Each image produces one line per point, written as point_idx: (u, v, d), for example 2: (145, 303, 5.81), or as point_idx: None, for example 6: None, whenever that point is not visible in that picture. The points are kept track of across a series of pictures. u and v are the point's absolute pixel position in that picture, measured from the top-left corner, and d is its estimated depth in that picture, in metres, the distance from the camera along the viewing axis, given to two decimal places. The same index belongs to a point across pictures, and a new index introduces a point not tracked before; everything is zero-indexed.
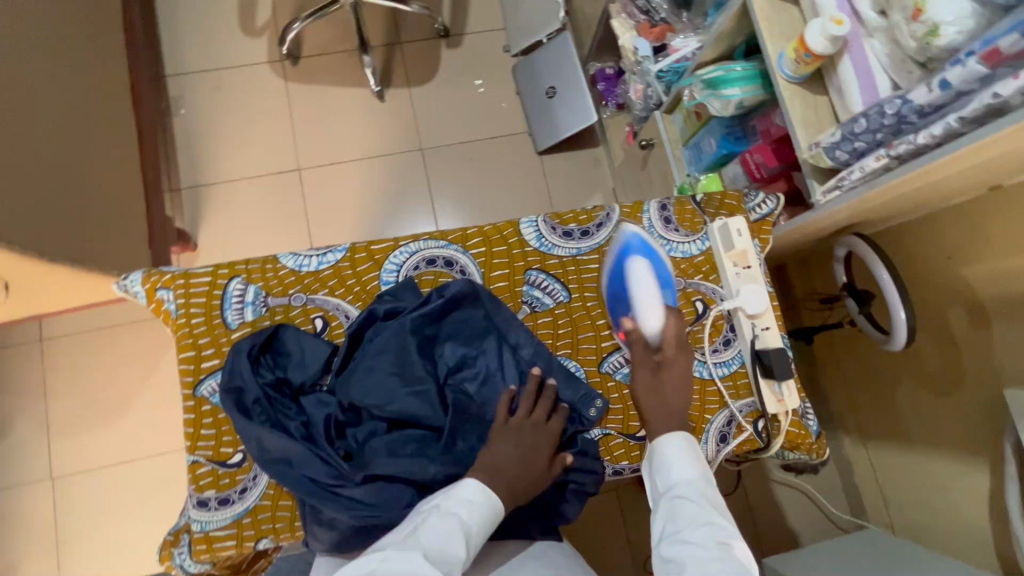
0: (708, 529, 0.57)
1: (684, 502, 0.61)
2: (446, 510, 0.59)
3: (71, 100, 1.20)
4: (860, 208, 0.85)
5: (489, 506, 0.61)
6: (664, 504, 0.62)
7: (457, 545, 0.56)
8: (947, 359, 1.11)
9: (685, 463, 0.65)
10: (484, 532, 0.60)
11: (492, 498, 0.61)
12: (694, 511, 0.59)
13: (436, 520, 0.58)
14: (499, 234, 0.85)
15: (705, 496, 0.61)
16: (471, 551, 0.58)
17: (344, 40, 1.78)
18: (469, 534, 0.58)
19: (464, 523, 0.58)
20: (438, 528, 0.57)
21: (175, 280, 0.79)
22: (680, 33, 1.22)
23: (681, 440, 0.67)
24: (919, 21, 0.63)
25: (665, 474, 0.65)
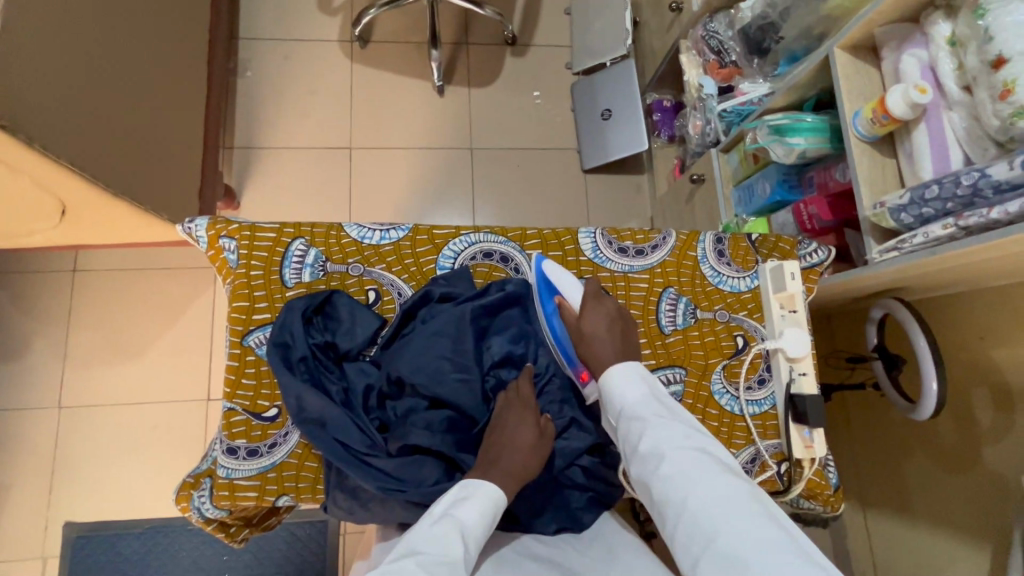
0: (672, 439, 0.60)
1: (640, 420, 0.63)
2: (438, 515, 0.58)
3: (153, 44, 1.23)
4: (909, 273, 0.87)
5: (482, 500, 0.60)
6: (623, 427, 0.64)
7: (452, 545, 0.55)
8: (963, 437, 1.12)
9: (631, 385, 0.66)
10: (482, 531, 0.58)
11: (488, 489, 0.61)
12: (652, 426, 0.61)
13: (428, 525, 0.57)
14: (557, 239, 0.86)
15: (657, 409, 0.63)
16: (471, 552, 0.56)
17: (415, 32, 1.83)
18: (466, 535, 0.57)
19: (458, 522, 0.57)
20: (431, 531, 0.56)
21: (241, 231, 0.80)
22: (748, 77, 1.23)
23: (621, 368, 0.68)
24: (1007, 101, 0.65)
25: (616, 401, 0.66)
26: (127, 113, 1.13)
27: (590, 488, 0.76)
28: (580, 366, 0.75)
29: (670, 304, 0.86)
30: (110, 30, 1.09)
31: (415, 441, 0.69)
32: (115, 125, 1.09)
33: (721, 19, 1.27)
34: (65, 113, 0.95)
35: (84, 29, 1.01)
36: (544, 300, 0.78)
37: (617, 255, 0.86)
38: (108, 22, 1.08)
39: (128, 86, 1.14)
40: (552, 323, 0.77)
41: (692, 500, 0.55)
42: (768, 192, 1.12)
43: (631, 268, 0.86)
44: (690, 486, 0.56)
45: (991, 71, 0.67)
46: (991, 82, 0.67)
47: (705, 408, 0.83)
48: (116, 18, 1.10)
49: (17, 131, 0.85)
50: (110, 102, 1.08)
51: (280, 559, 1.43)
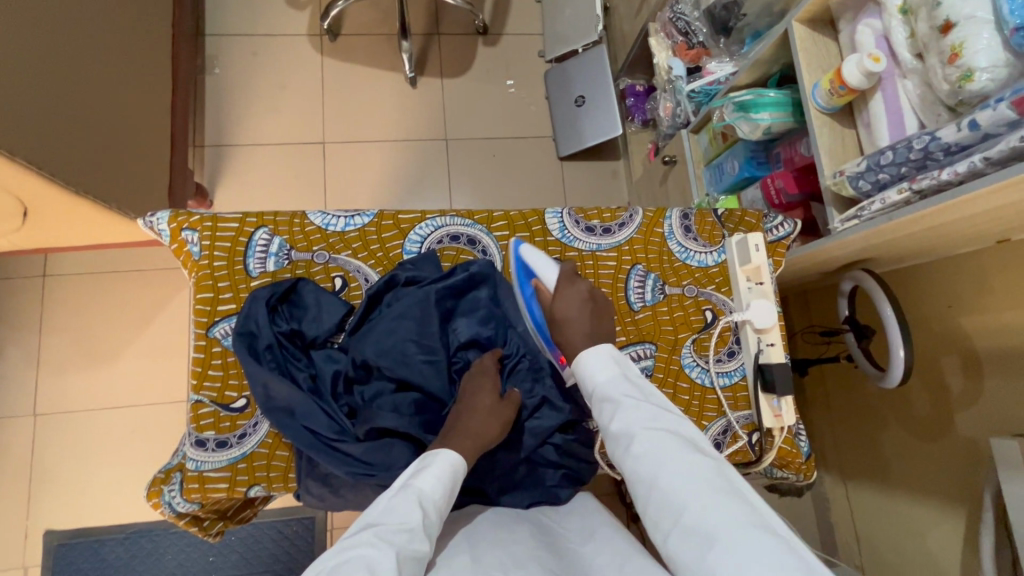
0: (642, 419, 0.59)
1: (610, 402, 0.62)
2: (395, 488, 0.57)
3: (115, 40, 1.21)
4: (872, 242, 0.88)
5: (439, 468, 0.59)
6: (597, 410, 0.63)
7: (410, 512, 0.53)
8: (935, 404, 1.14)
9: (602, 366, 0.65)
10: (443, 497, 0.57)
11: (444, 456, 0.61)
12: (622, 406, 0.61)
13: (386, 499, 0.56)
14: (524, 220, 0.86)
15: (630, 389, 0.62)
16: (432, 518, 0.55)
17: (385, 24, 1.82)
18: (426, 503, 0.56)
19: (416, 490, 0.56)
20: (389, 503, 0.55)
21: (202, 222, 0.79)
22: (715, 58, 1.24)
23: (592, 351, 0.67)
24: (955, 65, 0.66)
25: (590, 383, 0.65)
26: (89, 112, 1.11)
27: (564, 465, 0.77)
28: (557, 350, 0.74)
29: (639, 280, 0.86)
30: (69, 26, 1.06)
31: (383, 424, 0.68)
32: (77, 123, 1.07)
33: None
34: (22, 107, 0.93)
35: (40, 22, 0.98)
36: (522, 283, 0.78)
37: (585, 234, 0.86)
38: (65, 16, 1.05)
39: (90, 82, 1.12)
40: (530, 307, 0.77)
41: (662, 479, 0.54)
42: (736, 169, 1.13)
43: (598, 247, 0.86)
44: (661, 466, 0.54)
45: (940, 36, 0.68)
46: (940, 47, 0.68)
47: (676, 382, 0.84)
48: (73, 12, 1.07)
49: None
50: (71, 98, 1.05)
51: (267, 557, 1.42)
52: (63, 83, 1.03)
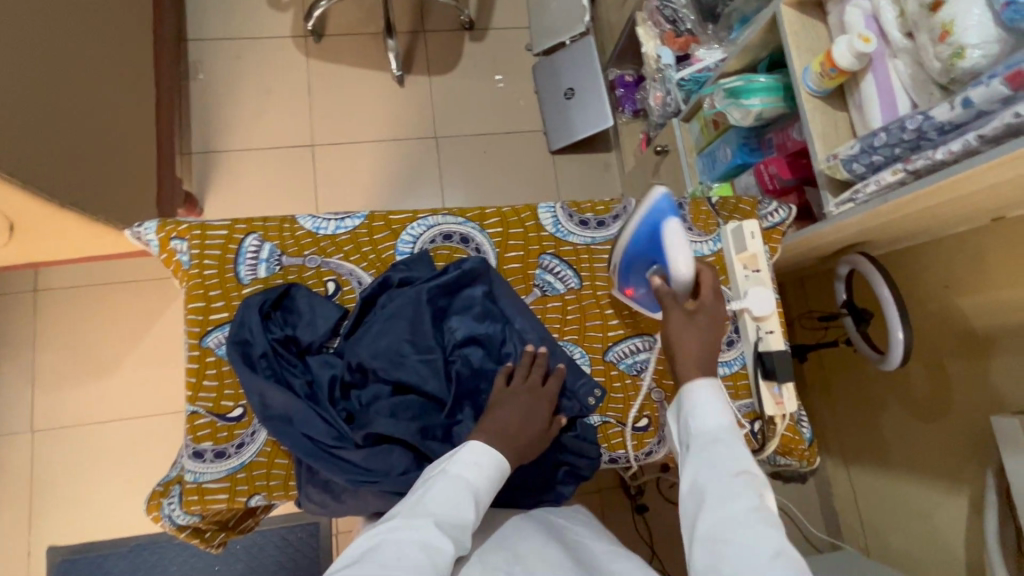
0: (723, 466, 0.58)
1: (700, 440, 0.61)
2: (452, 475, 0.59)
3: (96, 49, 1.19)
4: (868, 224, 0.88)
5: (492, 465, 0.61)
6: (695, 448, 0.61)
7: (465, 507, 0.57)
8: (935, 385, 1.14)
9: (715, 410, 0.62)
10: (491, 492, 0.60)
11: (498, 458, 0.62)
12: (708, 447, 0.60)
13: (443, 485, 0.58)
14: (517, 216, 0.85)
15: (737, 447, 0.59)
16: (480, 513, 0.58)
17: (369, 23, 1.79)
18: (476, 497, 0.58)
19: (470, 486, 0.59)
20: (446, 491, 0.57)
21: (191, 231, 0.79)
22: (704, 44, 1.23)
23: (710, 389, 0.64)
24: (946, 43, 0.65)
25: (696, 418, 0.63)
26: (73, 124, 1.09)
27: (567, 461, 0.76)
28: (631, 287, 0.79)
29: None
30: (47, 37, 1.04)
31: (381, 429, 0.68)
32: (61, 135, 1.05)
33: None
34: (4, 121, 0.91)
35: (19, 34, 0.96)
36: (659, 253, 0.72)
37: (578, 228, 0.85)
38: (43, 25, 1.03)
39: (70, 92, 1.10)
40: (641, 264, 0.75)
41: (732, 547, 0.51)
42: (730, 156, 1.12)
43: (593, 241, 0.85)
44: (720, 516, 0.54)
45: (930, 14, 0.67)
46: (930, 25, 0.67)
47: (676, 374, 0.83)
48: (50, 21, 1.05)
49: None
50: (52, 110, 1.04)
51: (273, 564, 1.42)
52: (42, 94, 1.01)
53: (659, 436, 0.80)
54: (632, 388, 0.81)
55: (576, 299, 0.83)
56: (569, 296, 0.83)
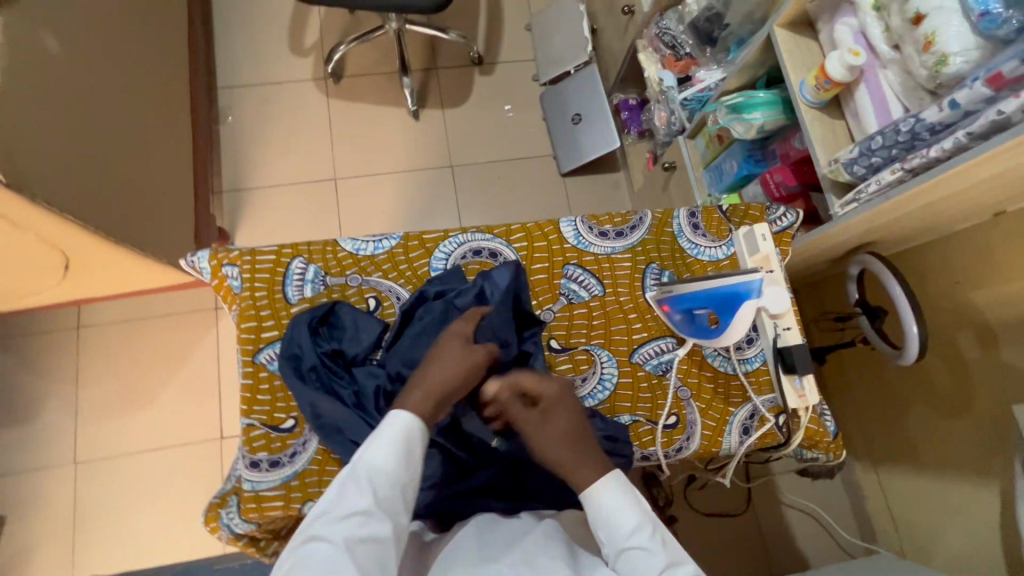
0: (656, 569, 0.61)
1: (634, 550, 0.62)
2: (345, 473, 0.60)
3: (142, 99, 1.28)
4: (875, 223, 0.92)
5: (386, 446, 0.61)
6: (622, 559, 0.62)
7: (358, 499, 0.58)
8: (956, 380, 1.16)
9: (626, 513, 0.63)
10: (392, 471, 0.60)
11: (390, 433, 0.62)
12: (640, 554, 0.62)
13: (337, 486, 0.60)
14: (541, 231, 0.91)
15: (658, 540, 0.63)
16: (378, 498, 0.59)
17: (386, 63, 1.91)
18: (376, 483, 0.60)
19: (365, 475, 0.60)
20: (340, 491, 0.60)
21: (241, 257, 0.85)
22: (703, 66, 1.32)
23: (618, 491, 0.64)
24: (930, 52, 0.71)
25: (611, 528, 0.63)
26: (130, 169, 1.18)
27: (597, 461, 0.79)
28: (670, 305, 0.85)
29: (655, 278, 0.90)
30: (108, 90, 1.14)
31: None
32: (120, 179, 1.14)
33: (671, 16, 1.36)
34: (74, 168, 0.99)
35: (83, 90, 1.05)
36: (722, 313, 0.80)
37: (599, 239, 0.91)
38: (104, 81, 1.13)
39: (126, 140, 1.19)
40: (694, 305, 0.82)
41: None
42: (735, 168, 1.19)
43: (613, 250, 0.91)
44: None
45: (913, 27, 0.74)
46: (914, 37, 0.74)
47: (700, 371, 0.86)
48: (110, 77, 1.15)
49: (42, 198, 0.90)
50: (113, 157, 1.12)
51: None
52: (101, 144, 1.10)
53: (688, 431, 0.84)
54: (659, 388, 0.85)
55: (601, 305, 0.88)
56: (593, 302, 0.88)
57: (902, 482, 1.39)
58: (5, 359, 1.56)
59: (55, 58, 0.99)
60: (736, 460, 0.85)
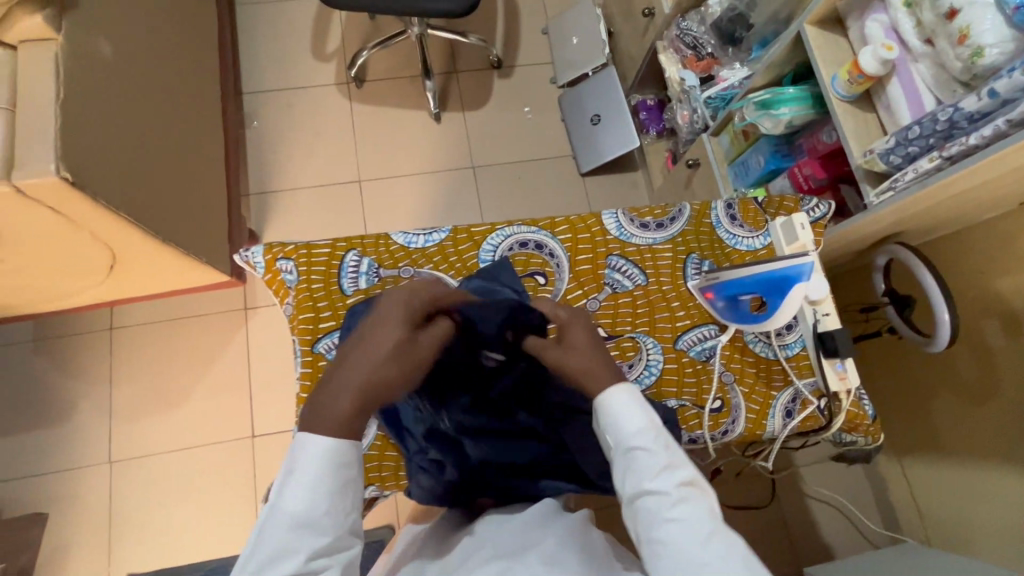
0: (658, 473, 0.57)
1: (637, 451, 0.58)
2: (274, 510, 0.54)
3: (183, 103, 1.31)
4: (907, 213, 0.95)
5: (307, 477, 0.53)
6: (624, 459, 0.59)
7: (286, 539, 0.53)
8: (982, 367, 1.19)
9: (633, 414, 0.59)
10: (320, 500, 0.54)
11: (316, 458, 0.54)
12: (641, 458, 0.58)
13: (266, 525, 0.54)
14: (583, 223, 0.94)
15: (662, 447, 0.58)
16: (312, 530, 0.53)
17: (407, 67, 1.95)
18: (301, 518, 0.53)
19: (292, 511, 0.53)
20: (269, 530, 0.53)
21: (296, 251, 0.89)
22: (726, 65, 1.37)
23: (622, 391, 0.60)
24: (965, 45, 0.75)
25: (616, 427, 0.60)
26: (175, 171, 1.21)
27: None
28: (713, 290, 0.87)
29: (696, 267, 0.92)
30: (156, 95, 1.17)
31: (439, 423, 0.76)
32: (168, 181, 1.17)
33: (693, 17, 1.39)
34: (130, 169, 1.02)
35: (136, 94, 1.08)
36: (771, 296, 0.81)
37: (640, 230, 0.94)
38: (153, 85, 1.16)
39: (172, 143, 1.22)
40: (740, 288, 0.83)
41: (680, 549, 0.54)
42: (762, 163, 1.22)
43: (654, 241, 0.94)
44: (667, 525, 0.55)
45: (946, 22, 0.77)
46: (948, 31, 0.77)
47: (743, 357, 0.89)
48: (157, 81, 1.18)
49: (102, 198, 0.93)
50: (162, 159, 1.16)
51: None
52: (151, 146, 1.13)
53: (733, 415, 0.86)
54: (704, 373, 0.88)
55: (645, 294, 0.91)
56: (637, 292, 0.91)
57: (927, 471, 1.40)
58: (41, 361, 1.58)
59: (113, 63, 1.02)
60: (780, 442, 0.87)
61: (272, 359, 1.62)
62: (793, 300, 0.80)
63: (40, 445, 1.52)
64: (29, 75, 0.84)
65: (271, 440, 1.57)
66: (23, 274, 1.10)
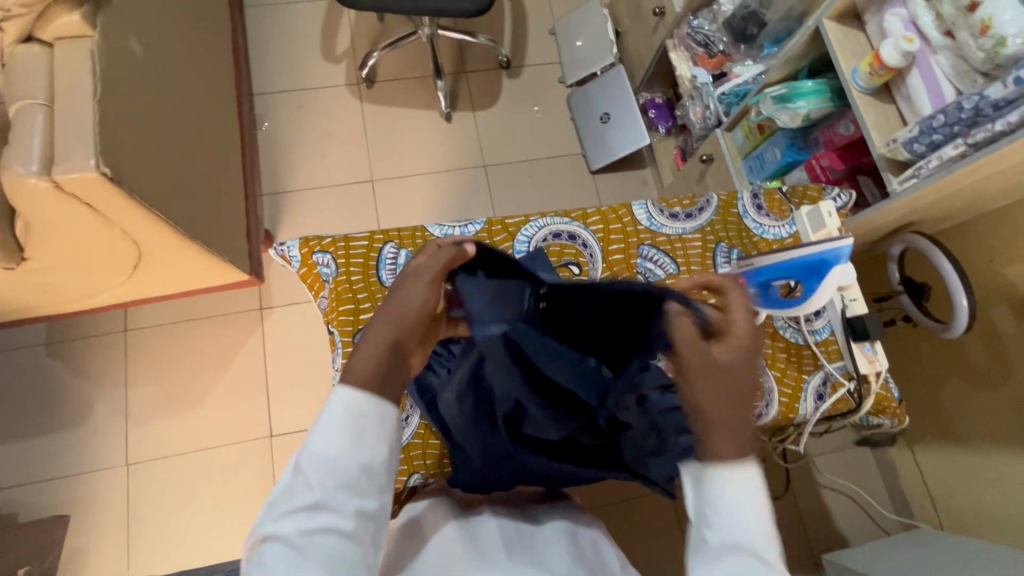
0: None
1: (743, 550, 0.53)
2: (303, 463, 0.55)
3: (209, 102, 1.32)
4: (926, 202, 0.98)
5: (338, 427, 0.55)
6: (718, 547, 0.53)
7: (313, 490, 0.54)
8: (993, 354, 1.21)
9: (746, 507, 0.54)
10: (348, 450, 0.55)
11: (348, 408, 0.56)
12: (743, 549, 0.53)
13: (295, 478, 0.55)
14: (615, 214, 0.96)
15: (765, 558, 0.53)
16: (336, 483, 0.54)
17: (417, 68, 1.96)
18: (327, 468, 0.54)
19: (320, 461, 0.54)
20: (297, 483, 0.54)
21: (334, 243, 0.91)
22: (738, 62, 1.40)
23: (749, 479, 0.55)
24: (988, 35, 0.77)
25: (722, 512, 0.55)
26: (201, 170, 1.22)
27: None
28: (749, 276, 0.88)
29: (725, 256, 0.95)
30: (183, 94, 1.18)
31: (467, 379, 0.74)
32: (195, 180, 1.18)
33: (704, 15, 1.43)
34: (162, 167, 1.03)
35: (166, 93, 1.09)
36: (809, 279, 0.83)
37: (670, 220, 0.96)
38: (180, 85, 1.17)
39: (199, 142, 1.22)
40: (779, 270, 0.84)
41: None
42: (779, 156, 1.24)
43: (684, 231, 0.96)
44: None
45: (968, 14, 0.80)
46: (969, 23, 0.80)
47: (774, 342, 0.91)
48: (184, 80, 1.19)
49: (138, 195, 0.94)
50: (190, 158, 1.16)
51: None
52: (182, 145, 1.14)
53: (766, 398, 0.88)
54: None
55: (676, 283, 0.93)
56: (669, 281, 0.93)
57: (939, 458, 1.43)
58: (54, 363, 1.57)
59: (145, 62, 1.03)
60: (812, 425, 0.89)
61: (288, 358, 1.62)
62: (833, 281, 0.81)
63: (55, 448, 1.51)
64: (65, 72, 0.85)
65: (288, 439, 1.56)
66: (47, 273, 1.10)
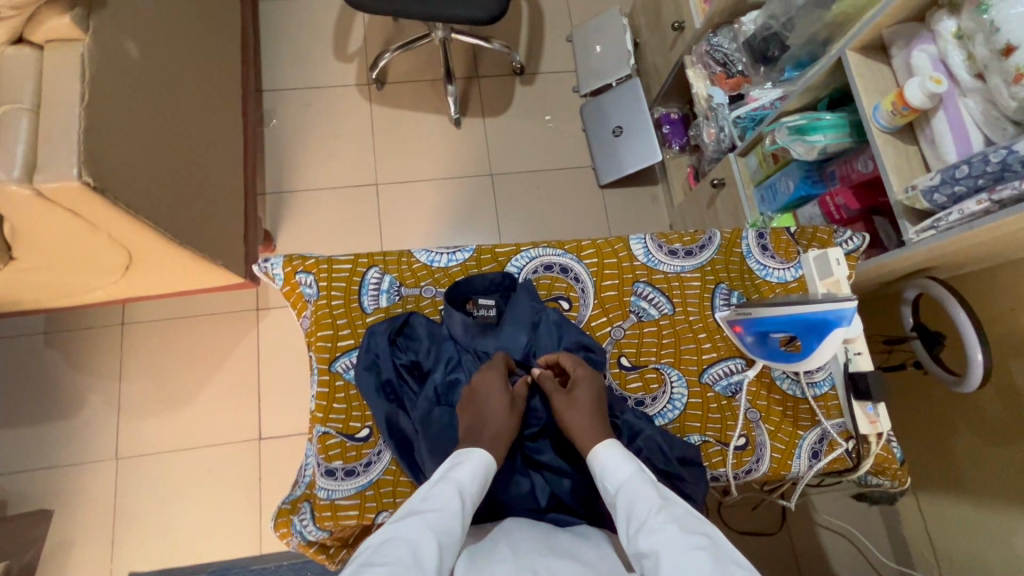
0: (648, 505, 0.62)
1: (635, 493, 0.64)
2: (446, 477, 0.65)
3: (212, 102, 1.31)
4: (944, 252, 0.92)
5: (474, 464, 0.67)
6: (621, 500, 0.65)
7: (451, 500, 0.62)
8: (1005, 409, 1.15)
9: (623, 462, 0.69)
10: (479, 492, 0.66)
11: (483, 456, 0.69)
12: (633, 491, 0.65)
13: (438, 487, 0.64)
14: (611, 248, 0.93)
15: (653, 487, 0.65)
16: (467, 508, 0.63)
17: (429, 70, 1.93)
18: (466, 494, 0.64)
19: (461, 485, 0.65)
20: (440, 492, 0.63)
21: (317, 265, 0.90)
22: (756, 84, 1.32)
23: (611, 445, 0.71)
24: (1021, 85, 0.72)
25: (612, 477, 0.68)
26: (199, 173, 1.20)
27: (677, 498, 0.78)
28: (739, 323, 0.85)
29: (724, 298, 0.92)
30: (183, 95, 1.16)
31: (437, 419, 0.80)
32: (191, 183, 1.16)
33: (724, 33, 1.36)
34: (155, 172, 1.01)
35: (164, 96, 1.07)
36: (809, 339, 0.78)
37: (667, 257, 0.93)
38: (180, 86, 1.15)
39: (197, 145, 1.21)
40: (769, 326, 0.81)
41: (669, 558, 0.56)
42: (792, 188, 1.18)
43: (682, 269, 0.93)
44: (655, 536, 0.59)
45: (1002, 58, 0.74)
46: (1003, 68, 0.74)
47: (769, 394, 0.87)
48: (184, 83, 1.17)
49: (126, 204, 0.92)
50: (186, 162, 1.15)
51: None
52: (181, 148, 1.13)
53: (758, 454, 0.84)
54: (729, 410, 0.86)
55: (670, 323, 0.90)
56: (663, 321, 0.90)
57: (943, 508, 1.37)
58: (52, 353, 1.58)
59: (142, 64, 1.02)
60: (805, 484, 0.85)
61: (280, 361, 1.61)
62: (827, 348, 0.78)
63: (45, 439, 1.52)
64: (52, 77, 0.83)
65: (275, 443, 1.55)
66: (36, 272, 1.10)
